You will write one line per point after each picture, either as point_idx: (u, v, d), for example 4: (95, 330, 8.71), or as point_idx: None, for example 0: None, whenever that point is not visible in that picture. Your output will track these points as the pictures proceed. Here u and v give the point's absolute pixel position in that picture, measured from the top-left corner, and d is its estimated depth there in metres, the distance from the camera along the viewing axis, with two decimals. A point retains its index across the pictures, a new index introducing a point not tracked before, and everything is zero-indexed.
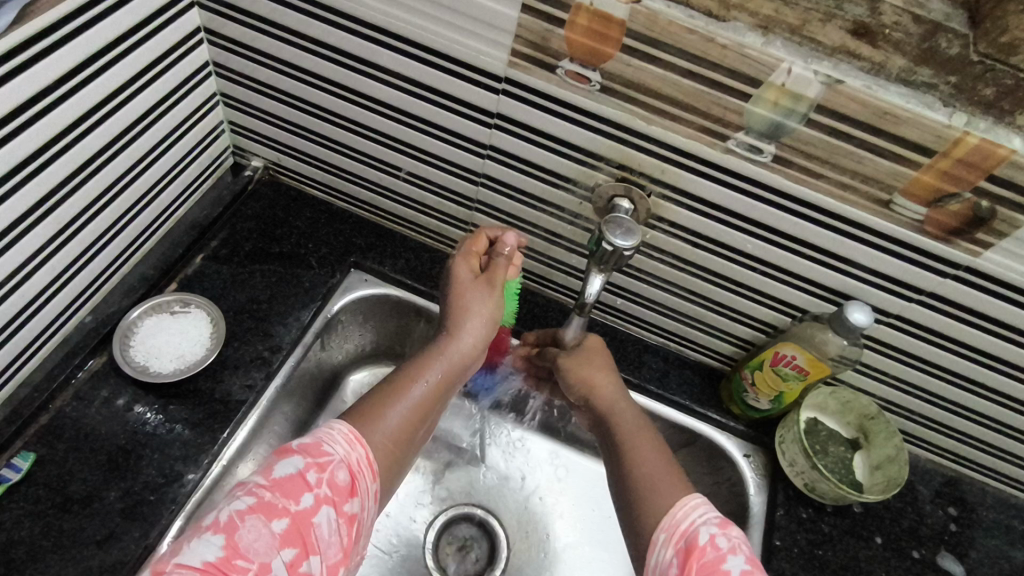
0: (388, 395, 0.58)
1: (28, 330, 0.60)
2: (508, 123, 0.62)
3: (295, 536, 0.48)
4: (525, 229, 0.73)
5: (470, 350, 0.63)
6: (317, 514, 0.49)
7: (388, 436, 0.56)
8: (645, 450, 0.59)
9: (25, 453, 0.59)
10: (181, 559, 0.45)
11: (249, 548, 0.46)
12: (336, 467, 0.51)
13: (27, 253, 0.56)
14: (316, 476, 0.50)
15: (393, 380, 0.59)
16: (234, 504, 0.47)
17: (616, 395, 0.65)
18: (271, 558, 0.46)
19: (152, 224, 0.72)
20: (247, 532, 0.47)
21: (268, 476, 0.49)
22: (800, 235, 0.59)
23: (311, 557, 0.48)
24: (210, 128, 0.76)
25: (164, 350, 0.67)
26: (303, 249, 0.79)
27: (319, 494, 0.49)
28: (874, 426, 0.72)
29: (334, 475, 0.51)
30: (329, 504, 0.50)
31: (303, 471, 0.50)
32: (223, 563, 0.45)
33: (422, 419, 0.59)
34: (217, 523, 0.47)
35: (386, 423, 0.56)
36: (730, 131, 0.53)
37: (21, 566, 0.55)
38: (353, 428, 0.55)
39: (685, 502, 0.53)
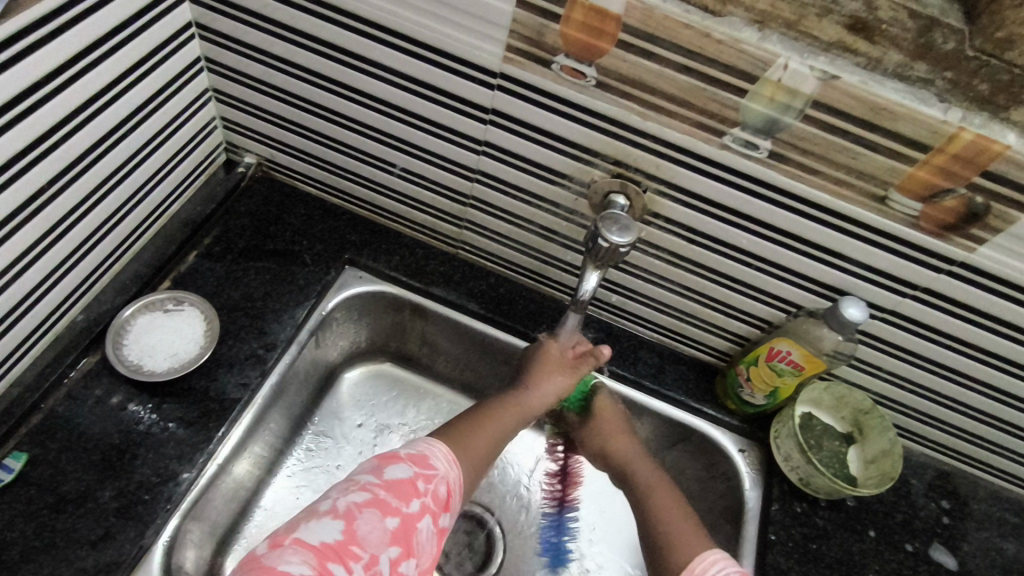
0: (470, 428, 0.62)
1: (19, 329, 0.60)
2: (503, 119, 0.61)
3: (402, 537, 0.50)
4: (520, 226, 0.73)
5: (539, 407, 0.68)
6: (422, 520, 0.52)
7: (471, 461, 0.60)
8: (668, 507, 0.62)
9: (18, 453, 0.59)
10: (301, 535, 0.48)
11: (364, 538, 0.49)
12: (439, 481, 0.55)
13: (17, 251, 0.56)
14: (424, 485, 0.54)
15: (472, 416, 0.64)
16: (352, 496, 0.51)
17: (642, 459, 0.68)
18: (380, 553, 0.49)
19: (144, 221, 0.72)
20: (363, 523, 0.49)
21: (382, 475, 0.53)
22: (794, 231, 0.59)
23: (410, 559, 0.50)
24: (203, 124, 0.75)
25: (157, 349, 0.66)
26: (298, 246, 0.78)
27: (424, 503, 0.53)
28: (868, 421, 0.72)
29: (437, 488, 0.55)
30: (431, 513, 0.53)
31: (413, 479, 0.53)
32: (341, 546, 0.48)
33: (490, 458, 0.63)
34: (336, 509, 0.50)
35: (472, 455, 0.61)
36: (726, 126, 0.53)
37: (14, 567, 0.54)
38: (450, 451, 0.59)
39: (705, 557, 0.55)
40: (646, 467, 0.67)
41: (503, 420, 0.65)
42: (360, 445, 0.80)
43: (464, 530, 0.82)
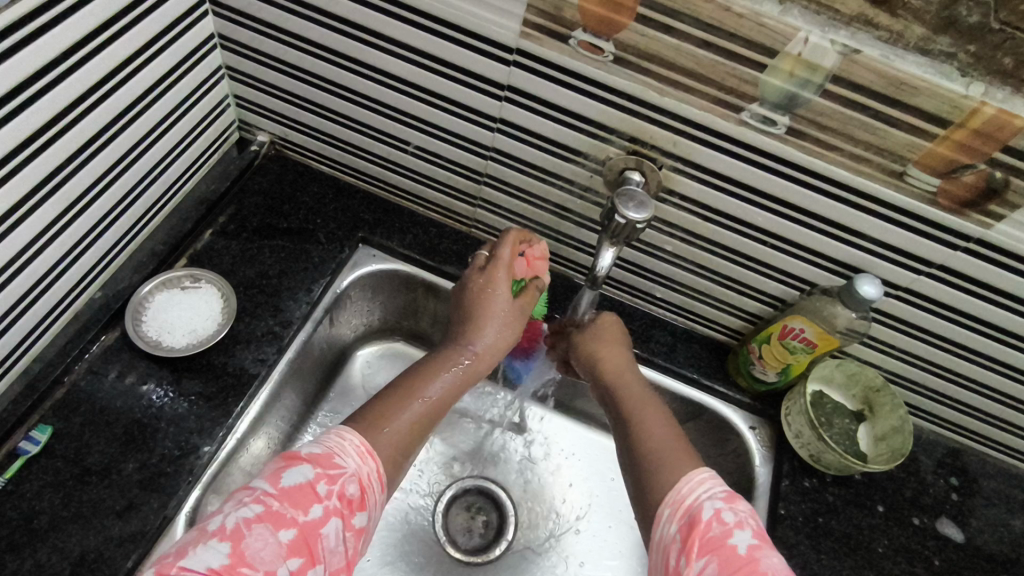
0: (396, 403, 0.61)
1: (42, 304, 0.60)
2: (518, 95, 0.61)
3: (303, 546, 0.49)
4: (535, 204, 0.73)
5: (489, 356, 0.68)
6: (326, 525, 0.50)
7: (393, 444, 0.58)
8: (654, 425, 0.61)
9: (42, 426, 0.60)
10: (186, 564, 0.45)
11: (255, 557, 0.47)
12: (347, 480, 0.53)
13: (38, 228, 0.56)
14: (327, 488, 0.51)
15: (394, 393, 0.62)
16: (241, 510, 0.48)
17: (625, 372, 0.67)
18: (278, 568, 0.47)
19: (160, 198, 0.72)
20: (253, 540, 0.47)
21: (276, 484, 0.50)
22: (810, 209, 0.59)
23: (316, 566, 0.49)
24: (216, 102, 0.75)
25: (175, 325, 0.67)
26: (312, 225, 0.78)
27: (328, 506, 0.51)
28: (880, 398, 0.73)
29: (345, 488, 0.52)
30: (337, 516, 0.51)
31: (313, 483, 0.51)
32: (228, 570, 0.46)
33: (420, 435, 0.61)
34: (222, 531, 0.47)
35: (386, 433, 0.58)
36: (745, 102, 0.53)
37: (42, 536, 0.55)
38: (364, 441, 0.56)
39: (691, 477, 0.54)
40: (638, 389, 0.66)
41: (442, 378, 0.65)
42: None
43: (475, 506, 0.87)
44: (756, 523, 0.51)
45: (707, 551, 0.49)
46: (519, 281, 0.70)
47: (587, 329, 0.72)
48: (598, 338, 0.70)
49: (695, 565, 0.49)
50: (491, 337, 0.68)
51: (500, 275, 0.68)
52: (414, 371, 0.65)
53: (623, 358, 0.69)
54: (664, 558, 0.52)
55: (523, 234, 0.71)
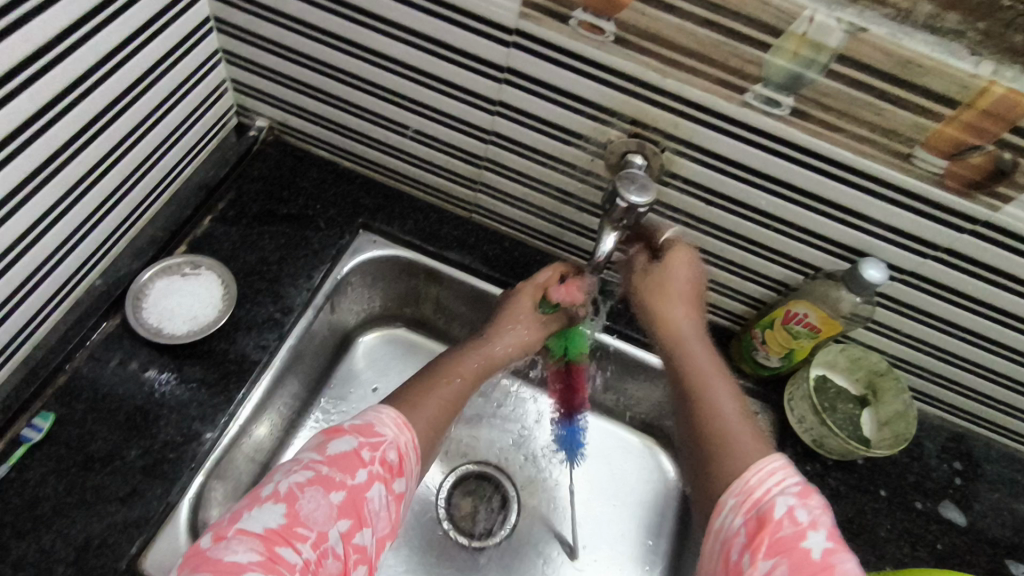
0: (423, 386, 0.64)
1: (41, 291, 0.60)
2: (518, 77, 0.60)
3: (350, 509, 0.50)
4: (537, 188, 0.72)
5: (509, 353, 0.74)
6: (371, 489, 0.51)
7: (425, 420, 0.61)
8: (720, 394, 0.60)
9: (45, 413, 0.60)
10: (244, 525, 0.47)
11: (309, 518, 0.48)
12: (387, 447, 0.55)
13: (37, 214, 0.56)
14: (371, 454, 0.53)
15: (425, 378, 0.66)
16: (294, 476, 0.50)
17: (685, 327, 0.65)
18: (328, 529, 0.49)
19: (158, 185, 0.71)
20: (307, 502, 0.49)
21: (325, 452, 0.52)
22: (815, 191, 0.58)
23: (364, 529, 0.50)
24: (213, 87, 0.75)
25: (176, 311, 0.67)
26: (312, 210, 0.78)
27: (373, 470, 0.52)
28: (884, 382, 0.73)
29: (386, 455, 0.54)
30: (381, 481, 0.52)
31: (359, 450, 0.53)
32: (286, 530, 0.48)
33: (450, 413, 0.64)
34: (277, 494, 0.49)
35: (419, 411, 0.61)
36: (748, 83, 0.52)
37: (47, 522, 0.56)
38: (400, 415, 0.58)
39: (761, 468, 0.50)
40: (700, 351, 0.64)
41: (465, 369, 0.69)
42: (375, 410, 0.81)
43: (478, 491, 0.87)
44: (829, 518, 0.48)
45: (775, 553, 0.45)
46: (553, 304, 0.73)
47: (653, 266, 0.67)
48: (659, 287, 0.66)
49: (762, 564, 0.45)
50: (510, 340, 0.73)
51: (532, 296, 0.74)
52: (444, 362, 0.69)
53: (676, 310, 0.66)
54: (725, 549, 0.48)
55: (557, 270, 0.75)
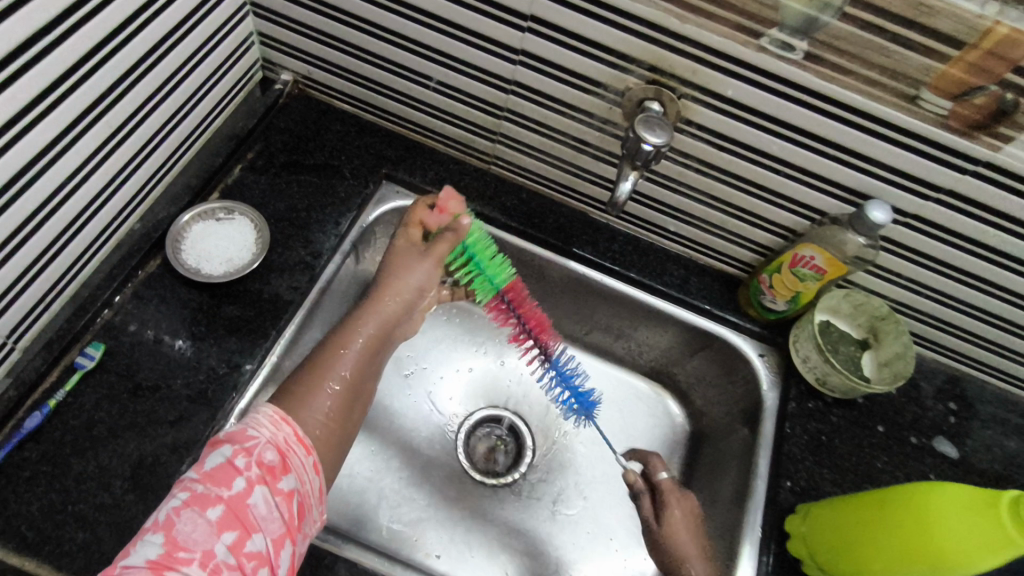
0: (315, 375, 0.62)
1: (88, 230, 0.63)
2: (541, 26, 0.63)
3: (233, 519, 0.49)
4: (554, 138, 0.75)
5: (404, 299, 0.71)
6: (252, 495, 0.50)
7: (317, 415, 0.60)
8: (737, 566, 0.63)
9: (96, 344, 0.63)
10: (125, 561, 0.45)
11: (189, 539, 0.47)
12: (262, 448, 0.53)
13: (84, 154, 0.59)
14: (246, 459, 0.51)
15: (312, 364, 0.63)
16: (168, 502, 0.48)
17: None
18: (213, 545, 0.47)
19: (187, 137, 0.74)
20: (183, 524, 0.47)
21: (199, 469, 0.50)
22: (825, 135, 0.61)
23: (253, 534, 0.49)
24: (241, 39, 0.77)
25: (212, 253, 0.70)
26: (337, 161, 0.81)
27: (251, 477, 0.51)
28: (885, 326, 0.76)
29: (263, 456, 0.53)
30: (262, 483, 0.51)
31: (232, 459, 0.51)
32: (166, 558, 0.46)
33: (346, 399, 0.63)
34: (155, 523, 0.48)
35: (311, 406, 0.60)
36: (764, 28, 0.55)
37: (103, 443, 0.60)
38: (278, 410, 0.57)
39: None
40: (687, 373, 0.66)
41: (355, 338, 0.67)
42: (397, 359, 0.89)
43: (494, 435, 0.92)
44: None
45: None
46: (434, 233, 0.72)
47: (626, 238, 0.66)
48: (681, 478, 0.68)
49: None
50: (402, 287, 0.70)
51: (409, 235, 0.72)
52: (329, 339, 0.66)
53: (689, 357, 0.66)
54: None
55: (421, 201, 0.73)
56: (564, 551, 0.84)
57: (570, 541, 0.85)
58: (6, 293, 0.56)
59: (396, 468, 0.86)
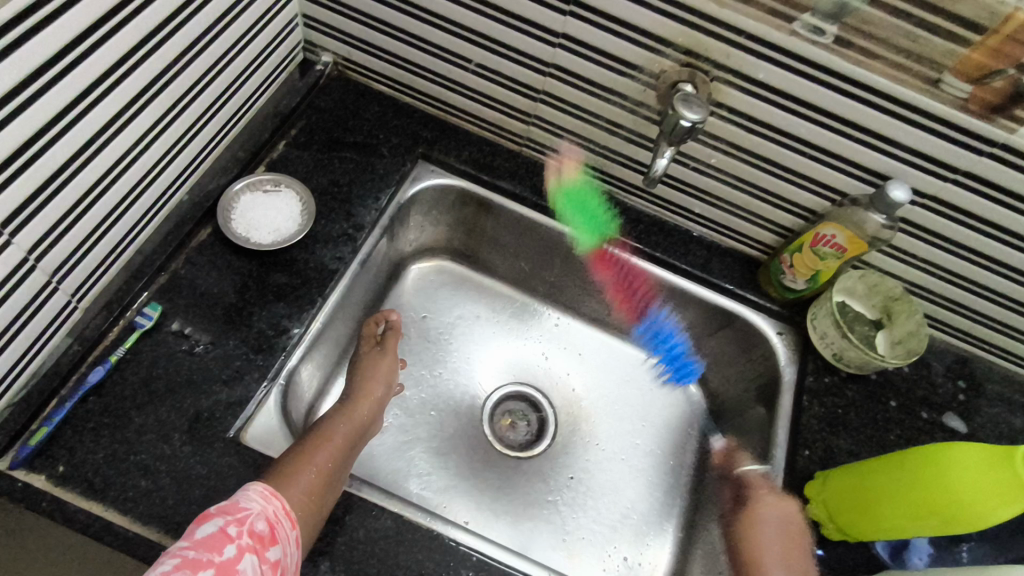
0: (298, 455, 0.60)
1: (149, 196, 0.66)
2: (583, 10, 0.66)
3: None
4: (588, 120, 0.79)
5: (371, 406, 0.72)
6: (243, 562, 0.47)
7: (303, 492, 0.57)
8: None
9: (154, 304, 0.67)
10: None
11: None
12: (253, 518, 0.50)
13: (152, 121, 0.62)
14: (238, 528, 0.48)
15: (299, 445, 0.61)
16: (156, 567, 0.43)
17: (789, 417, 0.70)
18: None
19: (238, 111, 0.77)
20: None
21: (186, 539, 0.46)
22: (849, 117, 0.64)
23: None
24: (288, 21, 0.80)
25: (261, 223, 0.73)
26: (375, 139, 0.84)
27: (242, 544, 0.48)
28: (899, 306, 0.80)
29: (253, 526, 0.50)
30: (253, 551, 0.48)
31: (225, 526, 0.48)
32: None
33: (327, 484, 0.60)
34: None
35: (299, 479, 0.57)
36: (797, 12, 0.58)
37: (162, 398, 0.63)
38: (268, 486, 0.55)
39: None
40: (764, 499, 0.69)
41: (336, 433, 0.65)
42: (425, 334, 0.95)
43: (518, 411, 0.94)
44: None
45: None
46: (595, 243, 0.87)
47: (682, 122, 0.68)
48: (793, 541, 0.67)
49: None
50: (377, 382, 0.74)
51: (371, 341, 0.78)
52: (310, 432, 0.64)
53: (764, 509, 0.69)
54: None
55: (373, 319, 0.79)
56: (587, 528, 0.86)
57: (593, 518, 0.87)
58: (77, 250, 0.59)
59: (425, 440, 0.88)
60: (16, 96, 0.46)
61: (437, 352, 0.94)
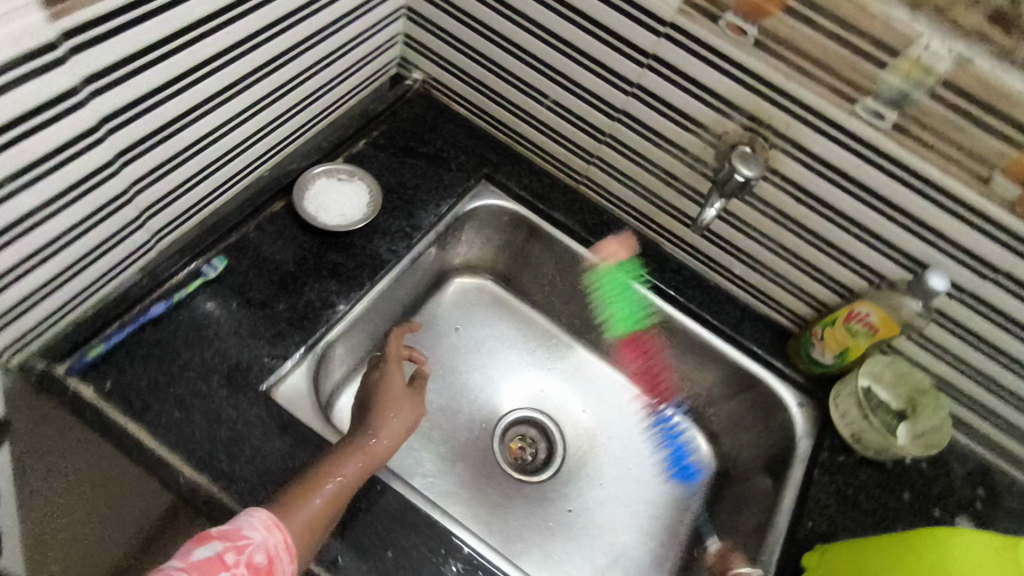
0: (306, 486, 0.57)
1: (239, 163, 0.73)
2: (660, 65, 0.72)
3: None
4: (647, 168, 0.83)
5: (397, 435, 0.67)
6: None
7: (302, 525, 0.54)
8: None
9: (219, 258, 0.72)
10: None
11: None
12: (254, 550, 0.48)
13: (259, 96, 0.69)
14: (235, 557, 0.47)
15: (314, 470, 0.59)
16: None
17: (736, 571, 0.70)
18: None
19: (331, 107, 0.84)
20: None
21: (183, 560, 0.45)
22: (897, 201, 0.67)
23: None
24: (391, 37, 0.88)
25: (330, 206, 0.79)
26: (446, 153, 0.91)
27: None
28: (924, 399, 0.80)
29: (252, 558, 0.48)
30: None
31: (222, 553, 0.46)
32: None
33: (328, 518, 0.57)
34: None
35: (302, 512, 0.55)
36: (860, 95, 0.62)
37: (209, 342, 0.67)
38: (272, 514, 0.52)
39: None
40: None
41: (355, 461, 0.61)
42: (451, 343, 0.98)
43: (527, 436, 0.95)
44: None
45: None
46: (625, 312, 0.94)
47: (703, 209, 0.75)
48: None
49: None
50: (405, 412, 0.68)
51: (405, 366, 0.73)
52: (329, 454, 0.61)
53: None
54: None
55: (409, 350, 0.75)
56: (578, 563, 0.86)
57: (585, 554, 0.87)
58: (168, 196, 0.65)
59: (435, 443, 0.90)
60: (166, 44, 0.54)
61: (463, 365, 0.97)
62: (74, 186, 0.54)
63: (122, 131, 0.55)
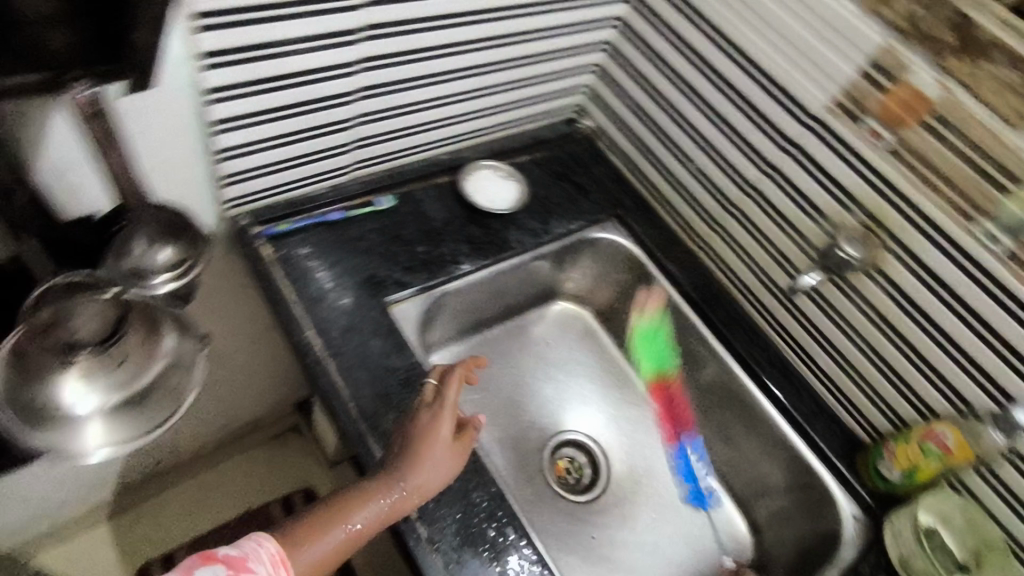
0: (320, 528, 0.61)
1: (433, 137, 0.90)
2: (800, 153, 0.81)
3: None
4: (763, 245, 0.90)
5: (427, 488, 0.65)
6: None
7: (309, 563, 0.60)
8: None
9: (390, 198, 0.89)
10: None
11: None
12: None
13: (469, 89, 0.86)
14: None
15: (334, 512, 0.62)
16: None
17: None
18: None
19: (513, 123, 1.00)
20: None
21: None
22: (997, 327, 0.69)
23: None
24: (579, 85, 1.04)
25: (485, 192, 0.94)
26: (590, 188, 1.04)
27: None
28: (990, 556, 0.74)
29: None
30: None
31: None
32: None
33: (341, 555, 0.62)
34: None
35: (309, 555, 0.60)
36: (979, 215, 0.67)
37: (360, 254, 0.83)
38: (279, 551, 0.58)
39: None
40: None
41: (375, 510, 0.62)
42: (537, 350, 1.07)
43: (574, 458, 1.00)
44: None
45: None
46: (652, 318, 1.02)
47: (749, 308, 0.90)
48: None
49: None
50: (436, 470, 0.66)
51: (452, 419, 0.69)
52: (351, 495, 0.63)
53: None
54: None
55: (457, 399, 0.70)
56: None
57: None
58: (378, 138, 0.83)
59: (494, 425, 0.98)
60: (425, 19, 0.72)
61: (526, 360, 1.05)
62: (322, 101, 0.72)
63: (370, 73, 0.73)
